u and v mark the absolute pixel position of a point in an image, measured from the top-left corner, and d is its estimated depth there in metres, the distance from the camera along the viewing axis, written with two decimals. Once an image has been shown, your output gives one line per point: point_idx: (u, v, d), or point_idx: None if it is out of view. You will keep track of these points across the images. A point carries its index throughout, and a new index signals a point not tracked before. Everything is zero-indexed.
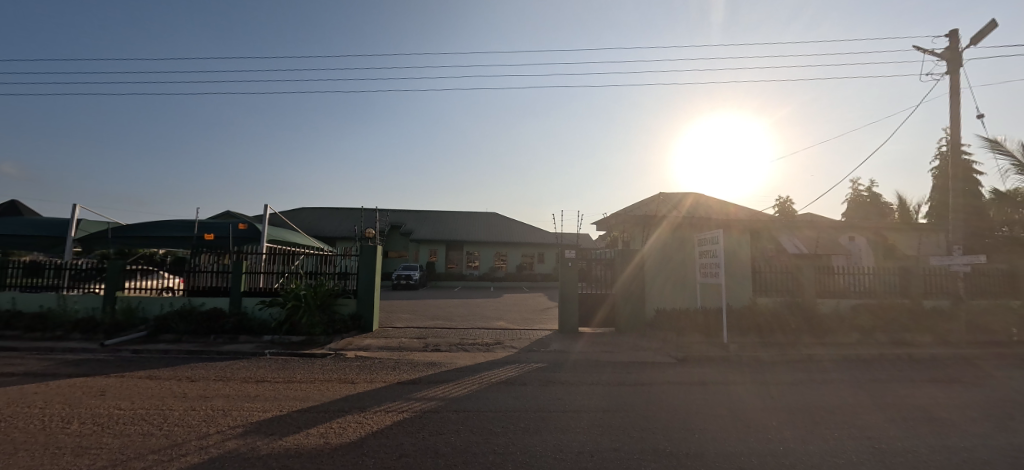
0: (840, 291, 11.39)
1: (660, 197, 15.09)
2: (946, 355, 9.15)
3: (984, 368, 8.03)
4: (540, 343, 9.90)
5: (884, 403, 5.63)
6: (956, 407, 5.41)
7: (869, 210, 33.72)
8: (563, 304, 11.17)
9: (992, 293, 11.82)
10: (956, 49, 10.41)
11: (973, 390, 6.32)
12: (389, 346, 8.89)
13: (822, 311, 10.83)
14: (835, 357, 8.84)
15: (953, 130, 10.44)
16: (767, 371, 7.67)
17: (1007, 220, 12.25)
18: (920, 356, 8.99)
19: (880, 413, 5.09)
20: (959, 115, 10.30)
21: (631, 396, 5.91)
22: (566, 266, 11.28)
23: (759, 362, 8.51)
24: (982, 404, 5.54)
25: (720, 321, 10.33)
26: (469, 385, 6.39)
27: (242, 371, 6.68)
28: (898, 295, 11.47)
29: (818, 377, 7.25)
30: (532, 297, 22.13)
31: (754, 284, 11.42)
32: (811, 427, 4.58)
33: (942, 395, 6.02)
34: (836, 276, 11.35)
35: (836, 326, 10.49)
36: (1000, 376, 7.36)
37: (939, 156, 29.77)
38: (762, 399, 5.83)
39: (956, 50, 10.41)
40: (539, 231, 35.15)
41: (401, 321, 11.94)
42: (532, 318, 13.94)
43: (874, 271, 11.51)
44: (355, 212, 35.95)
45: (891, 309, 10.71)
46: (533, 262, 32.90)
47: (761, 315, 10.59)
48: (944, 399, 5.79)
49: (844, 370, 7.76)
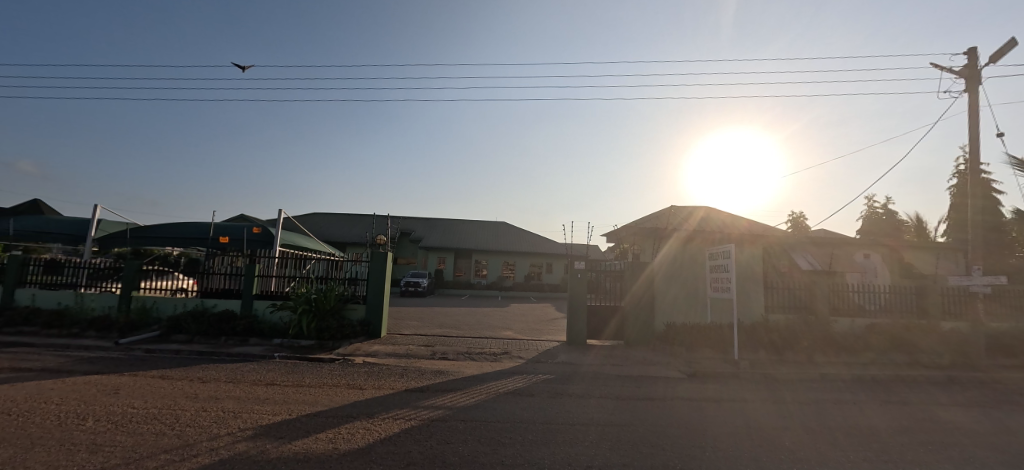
0: (855, 309, 11.18)
1: (670, 210, 15.00)
2: (965, 377, 8.90)
3: (1003, 391, 7.85)
4: (548, 354, 9.82)
5: (901, 424, 5.50)
6: (977, 431, 5.26)
7: (885, 226, 33.20)
8: (572, 315, 11.13)
9: (1013, 315, 11.52)
10: (975, 67, 10.29)
11: (994, 414, 6.14)
12: (397, 353, 8.91)
13: (837, 329, 10.65)
14: (849, 376, 8.67)
15: (972, 148, 10.29)
16: (778, 390, 7.52)
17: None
18: (938, 378, 8.76)
19: (895, 436, 4.97)
20: (978, 134, 10.16)
21: (641, 411, 5.83)
22: (576, 277, 11.23)
23: (769, 380, 8.37)
24: (1003, 428, 5.41)
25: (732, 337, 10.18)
26: (476, 394, 6.36)
27: (252, 374, 6.73)
28: (915, 314, 11.23)
29: (832, 397, 7.11)
30: (540, 307, 22.00)
31: (766, 300, 11.28)
32: (824, 448, 4.47)
33: (960, 419, 5.86)
34: (850, 294, 11.16)
35: (850, 345, 10.30)
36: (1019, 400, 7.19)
37: (956, 175, 29.30)
38: (773, 417, 5.73)
39: (975, 68, 10.28)
40: (548, 241, 35.09)
41: (409, 328, 11.97)
42: (539, 328, 13.86)
43: (889, 290, 11.31)
44: (366, 218, 36.27)
45: (907, 329, 10.50)
46: (541, 272, 32.83)
47: (773, 331, 10.43)
48: (961, 423, 5.64)
49: (858, 390, 7.60)
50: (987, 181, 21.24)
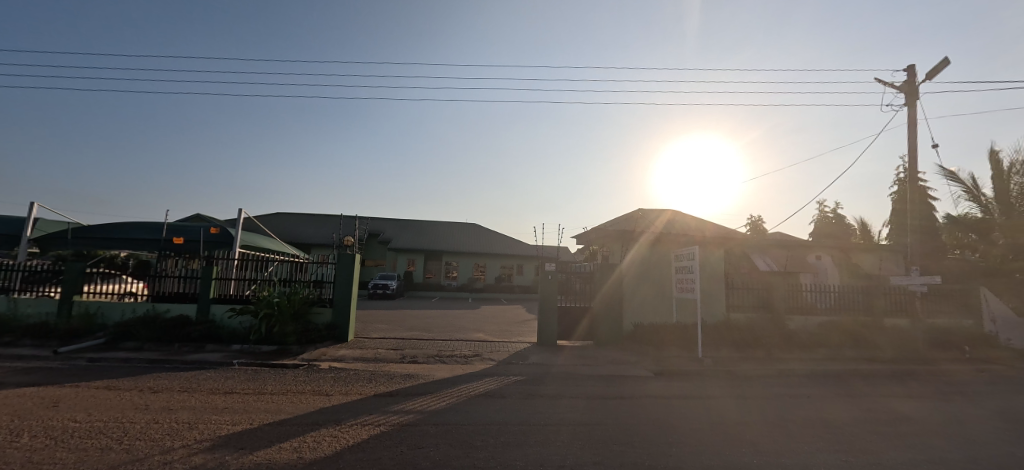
0: (809, 307, 11.71)
1: (637, 213, 15.29)
2: (908, 370, 9.45)
3: (943, 382, 8.39)
4: (520, 356, 9.78)
5: (855, 416, 5.76)
6: (923, 421, 5.56)
7: (838, 230, 34.91)
8: (543, 317, 11.14)
9: (948, 312, 12.36)
10: (914, 83, 10.98)
11: (936, 404, 6.53)
12: (366, 357, 8.66)
13: (793, 327, 11.13)
14: (805, 371, 9.05)
15: (911, 157, 10.98)
16: (740, 386, 7.76)
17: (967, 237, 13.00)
18: (884, 371, 9.26)
19: (850, 427, 5.20)
20: (916, 145, 10.84)
21: (613, 409, 5.87)
22: (547, 279, 11.26)
23: (732, 376, 8.63)
24: (946, 417, 5.75)
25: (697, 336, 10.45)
26: (448, 398, 6.25)
27: (210, 382, 6.38)
28: (862, 311, 11.86)
29: (791, 391, 7.38)
30: (511, 309, 21.96)
31: (730, 300, 11.66)
32: (787, 440, 4.62)
33: (908, 409, 6.19)
34: (804, 293, 11.68)
35: (805, 342, 10.77)
36: (957, 390, 7.69)
37: (899, 182, 31.25)
38: (738, 412, 5.88)
39: (914, 84, 10.97)
40: (519, 243, 35.14)
41: (378, 331, 11.68)
42: (510, 330, 13.81)
43: (840, 289, 11.91)
44: (332, 218, 35.30)
45: (856, 326, 11.06)
46: (512, 274, 32.84)
47: (736, 330, 10.77)
48: (908, 413, 5.96)
49: (815, 385, 7.93)
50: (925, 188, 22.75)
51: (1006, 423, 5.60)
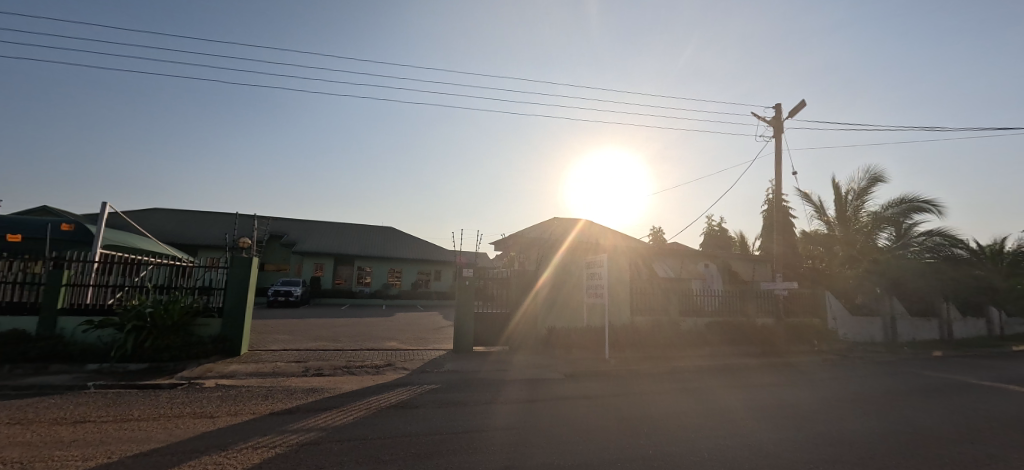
0: (701, 309, 12.85)
1: (550, 222, 15.71)
2: (778, 362, 10.78)
3: (807, 373, 9.65)
4: (434, 363, 9.49)
5: (740, 407, 6.36)
6: (793, 409, 6.29)
7: (725, 240, 39.00)
8: (458, 323, 10.93)
9: (805, 311, 14.31)
10: (778, 120, 12.61)
11: (798, 392, 7.50)
12: (261, 372, 7.82)
13: (689, 328, 12.11)
14: (698, 367, 9.88)
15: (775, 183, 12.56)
16: (642, 382, 8.24)
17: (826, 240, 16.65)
18: (760, 364, 10.45)
19: (735, 419, 5.73)
20: (780, 172, 12.43)
21: (527, 412, 5.87)
22: (464, 285, 11.03)
23: (636, 375, 9.13)
24: (807, 404, 6.60)
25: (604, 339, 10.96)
26: (355, 411, 5.82)
27: (56, 410, 5.31)
28: (740, 313, 13.29)
29: (686, 386, 7.99)
30: (426, 315, 21.41)
31: (635, 304, 12.38)
32: (687, 434, 4.94)
33: (778, 398, 7.03)
34: (696, 297, 12.82)
35: (696, 341, 11.80)
36: (818, 379, 8.88)
37: (771, 200, 35.84)
38: (642, 408, 6.21)
39: (778, 121, 12.59)
40: (437, 248, 34.51)
41: (276, 343, 10.66)
42: (424, 337, 13.40)
43: (723, 293, 13.27)
44: (226, 217, 31.94)
45: (737, 326, 12.36)
46: (429, 280, 32.11)
47: (639, 332, 11.46)
48: (778, 402, 6.75)
49: (704, 379, 8.69)
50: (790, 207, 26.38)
51: (854, 406, 6.57)
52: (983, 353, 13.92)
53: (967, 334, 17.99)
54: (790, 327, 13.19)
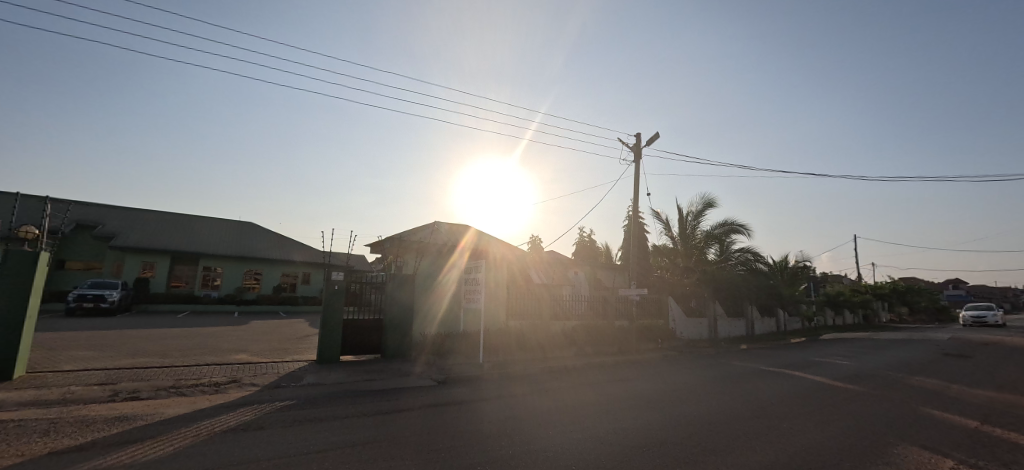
0: (569, 313, 13.71)
1: (432, 225, 15.39)
2: (630, 360, 12.02)
3: (652, 368, 10.89)
4: (290, 377, 8.55)
5: (596, 405, 6.87)
6: (640, 404, 7.00)
7: (592, 250, 42.46)
8: (324, 331, 10.02)
9: (652, 315, 16.24)
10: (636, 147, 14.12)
11: (642, 388, 8.44)
12: (49, 400, 6.21)
13: (558, 331, 12.81)
14: (563, 367, 10.49)
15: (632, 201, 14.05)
16: (510, 385, 8.46)
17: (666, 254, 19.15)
18: (615, 362, 11.57)
19: (591, 416, 6.16)
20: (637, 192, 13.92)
21: (391, 423, 5.57)
22: (333, 289, 10.15)
23: (506, 377, 9.33)
24: (650, 399, 7.39)
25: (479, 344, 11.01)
26: (179, 439, 4.92)
27: None
28: (601, 316, 14.56)
29: (549, 386, 8.42)
30: (287, 323, 19.41)
31: (510, 308, 12.70)
32: (547, 435, 5.14)
33: (625, 394, 7.81)
34: (565, 301, 13.66)
35: (563, 342, 12.56)
36: (659, 374, 10.09)
37: (630, 217, 40.13)
38: (507, 410, 6.34)
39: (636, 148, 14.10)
40: (307, 247, 31.52)
41: (78, 362, 8.62)
42: (282, 348, 12.07)
43: (589, 298, 14.38)
44: (14, 201, 25.30)
45: (599, 328, 13.44)
46: (295, 283, 29.20)
47: (513, 336, 11.76)
48: (625, 398, 7.48)
49: (565, 378, 9.27)
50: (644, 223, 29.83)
51: (685, 398, 7.55)
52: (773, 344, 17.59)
53: (766, 331, 22.23)
54: (640, 328, 14.79)
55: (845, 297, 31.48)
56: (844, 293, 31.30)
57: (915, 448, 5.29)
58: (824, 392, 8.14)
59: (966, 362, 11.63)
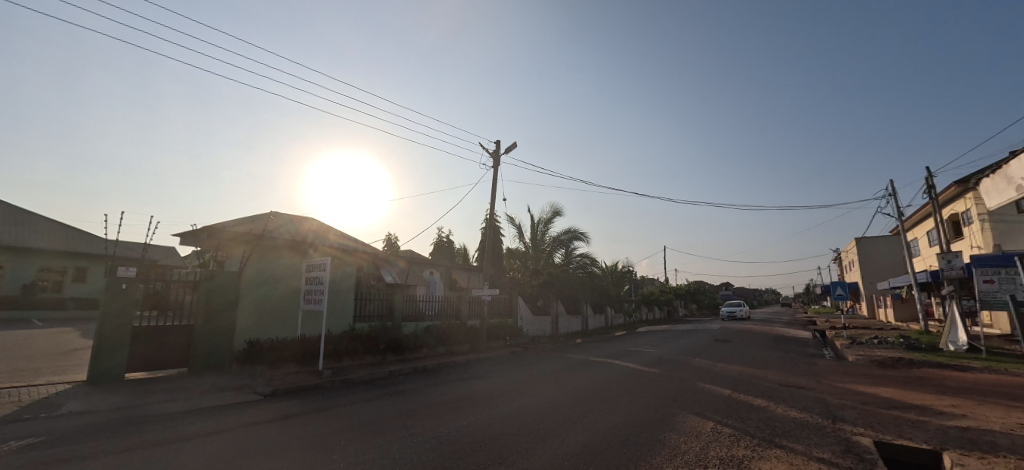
0: (419, 314, 13.58)
1: (270, 216, 13.72)
2: (476, 359, 12.49)
3: (496, 365, 11.41)
4: (49, 404, 6.68)
5: (439, 406, 6.92)
6: (483, 401, 7.30)
7: (447, 250, 42.79)
8: (103, 344, 8.09)
9: (502, 313, 17.08)
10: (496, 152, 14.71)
11: (486, 384, 8.88)
12: None
13: (408, 333, 12.54)
14: (408, 370, 10.31)
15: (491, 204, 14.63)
16: (347, 393, 7.97)
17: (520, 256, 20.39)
18: (463, 361, 11.94)
19: (433, 417, 6.21)
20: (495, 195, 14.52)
21: (197, 450, 4.78)
22: (117, 289, 8.35)
23: (345, 385, 8.76)
24: (491, 396, 7.76)
25: (318, 349, 10.00)
26: None
27: None
28: (454, 315, 14.86)
29: (392, 390, 8.20)
30: (53, 333, 15.23)
31: (356, 310, 11.97)
32: (384, 442, 4.99)
33: (469, 392, 8.13)
34: (416, 302, 13.48)
35: (412, 344, 12.24)
36: (503, 370, 10.63)
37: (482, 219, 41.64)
38: (344, 421, 5.98)
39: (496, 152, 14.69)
40: (76, 235, 25.28)
41: None
42: (42, 366, 9.40)
43: (441, 299, 14.47)
44: None
45: (449, 328, 13.53)
46: (61, 282, 23.26)
47: (359, 339, 11.00)
48: (468, 396, 7.75)
49: (409, 381, 9.14)
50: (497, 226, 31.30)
51: (523, 391, 8.14)
52: (602, 338, 20.04)
53: (596, 326, 25.24)
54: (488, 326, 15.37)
55: (656, 297, 37.58)
56: (654, 294, 37.40)
57: (697, 416, 6.57)
58: (637, 376, 9.54)
59: (734, 345, 14.84)
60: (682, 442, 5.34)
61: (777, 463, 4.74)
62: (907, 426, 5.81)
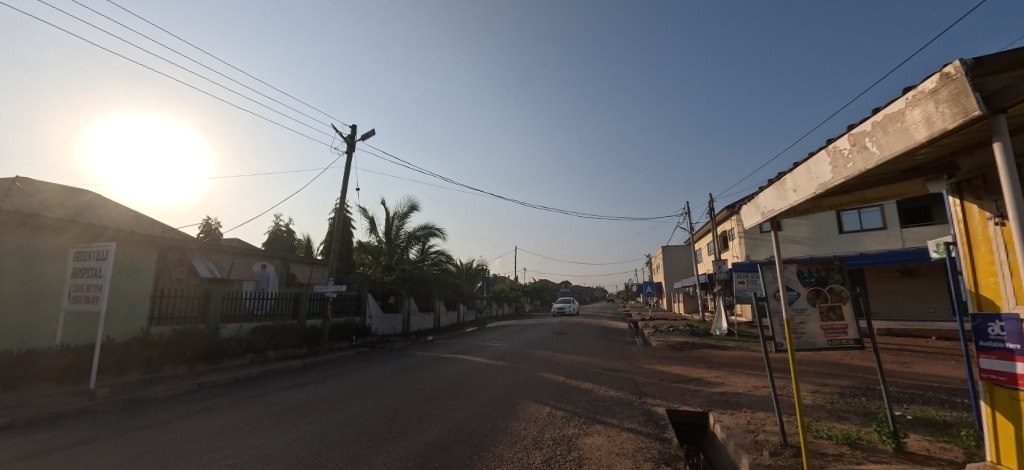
0: (246, 315, 12.16)
1: (31, 190, 10.75)
2: (312, 362, 11.76)
3: (335, 368, 10.87)
4: None
5: (265, 417, 6.43)
6: (319, 407, 7.01)
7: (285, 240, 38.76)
8: None
9: (347, 311, 16.32)
10: (352, 138, 14.06)
11: (321, 387, 8.64)
12: None
13: (229, 335, 11.08)
14: (225, 381, 9.14)
15: (342, 195, 13.93)
16: (137, 414, 6.74)
17: (373, 250, 19.84)
18: (297, 366, 11.17)
19: (256, 429, 5.76)
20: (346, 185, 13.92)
21: None
22: None
23: (134, 404, 7.32)
24: (326, 401, 7.45)
25: (86, 363, 7.77)
26: None
27: None
28: (290, 314, 13.85)
29: (200, 406, 7.21)
30: None
31: (155, 312, 10.06)
32: (186, 463, 4.51)
33: (300, 398, 7.74)
34: (242, 300, 12.01)
35: (236, 348, 10.81)
36: (344, 372, 10.24)
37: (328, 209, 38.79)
38: (139, 446, 5.17)
39: (352, 139, 14.04)
40: None
41: None
42: None
43: (275, 297, 13.23)
44: None
45: (280, 329, 12.32)
46: None
47: (156, 347, 9.06)
48: (299, 402, 7.41)
49: (225, 392, 8.21)
50: (346, 218, 29.60)
51: (360, 392, 8.08)
52: (450, 334, 20.64)
53: (449, 322, 25.82)
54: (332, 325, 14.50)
55: (504, 293, 39.79)
56: (502, 290, 39.55)
57: (527, 403, 7.36)
58: (478, 370, 10.10)
59: (568, 337, 16.70)
60: (524, 428, 5.98)
61: (598, 436, 5.68)
62: (687, 396, 7.41)
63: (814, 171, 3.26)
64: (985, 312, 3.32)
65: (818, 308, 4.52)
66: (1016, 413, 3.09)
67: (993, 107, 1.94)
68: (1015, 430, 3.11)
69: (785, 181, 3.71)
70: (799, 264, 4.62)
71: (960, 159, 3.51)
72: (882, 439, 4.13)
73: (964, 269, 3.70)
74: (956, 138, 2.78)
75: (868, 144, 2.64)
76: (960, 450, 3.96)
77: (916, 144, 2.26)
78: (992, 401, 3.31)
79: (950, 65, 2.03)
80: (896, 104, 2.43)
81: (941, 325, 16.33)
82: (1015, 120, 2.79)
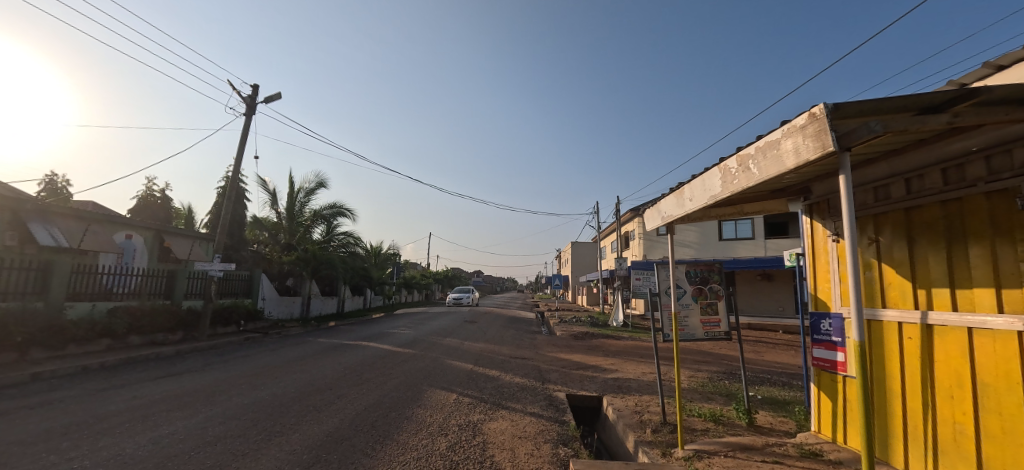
0: (102, 293, 10.71)
1: None
2: (187, 349, 10.67)
3: (217, 356, 10.00)
4: None
5: (122, 412, 5.78)
6: (195, 400, 6.44)
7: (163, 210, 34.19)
8: None
9: (235, 293, 15.00)
10: (253, 99, 12.86)
11: (193, 378, 7.86)
12: None
13: (75, 316, 9.74)
14: (72, 371, 7.98)
15: (237, 162, 12.71)
16: None
17: (271, 226, 18.42)
18: (168, 353, 10.09)
19: (109, 426, 5.18)
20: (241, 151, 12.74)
21: None
22: None
23: None
24: (203, 393, 6.86)
25: None
26: None
27: None
28: (162, 293, 12.45)
29: (35, 401, 6.23)
30: None
31: None
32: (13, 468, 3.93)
33: (168, 390, 7.03)
34: (99, 276, 10.60)
35: (91, 332, 9.51)
36: (229, 361, 9.45)
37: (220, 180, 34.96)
38: None
39: (253, 100, 12.84)
40: None
41: None
42: None
43: (142, 273, 11.77)
44: None
45: (146, 310, 10.94)
46: None
47: None
48: (165, 394, 6.72)
49: (71, 385, 7.16)
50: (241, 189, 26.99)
51: (239, 383, 7.53)
52: (353, 320, 19.94)
53: (353, 307, 24.93)
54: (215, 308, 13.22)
55: (415, 279, 39.21)
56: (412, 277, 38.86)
57: (429, 390, 7.44)
58: (378, 358, 9.93)
59: (475, 326, 16.99)
60: (429, 415, 6.07)
61: (502, 421, 5.96)
62: (580, 382, 8.02)
63: (706, 184, 3.72)
64: (820, 311, 4.09)
65: (699, 303, 5.17)
66: (835, 392, 3.88)
67: (842, 145, 2.38)
68: (833, 405, 3.90)
69: (683, 191, 4.19)
70: (687, 265, 5.24)
71: (814, 184, 4.23)
72: (739, 416, 4.88)
73: (808, 275, 4.48)
74: (814, 167, 3.36)
75: (750, 165, 3.10)
76: (794, 422, 4.83)
77: (786, 170, 2.71)
78: (819, 384, 4.10)
79: (815, 107, 2.44)
80: (775, 134, 2.87)
81: (790, 320, 19.28)
82: (857, 156, 3.43)
